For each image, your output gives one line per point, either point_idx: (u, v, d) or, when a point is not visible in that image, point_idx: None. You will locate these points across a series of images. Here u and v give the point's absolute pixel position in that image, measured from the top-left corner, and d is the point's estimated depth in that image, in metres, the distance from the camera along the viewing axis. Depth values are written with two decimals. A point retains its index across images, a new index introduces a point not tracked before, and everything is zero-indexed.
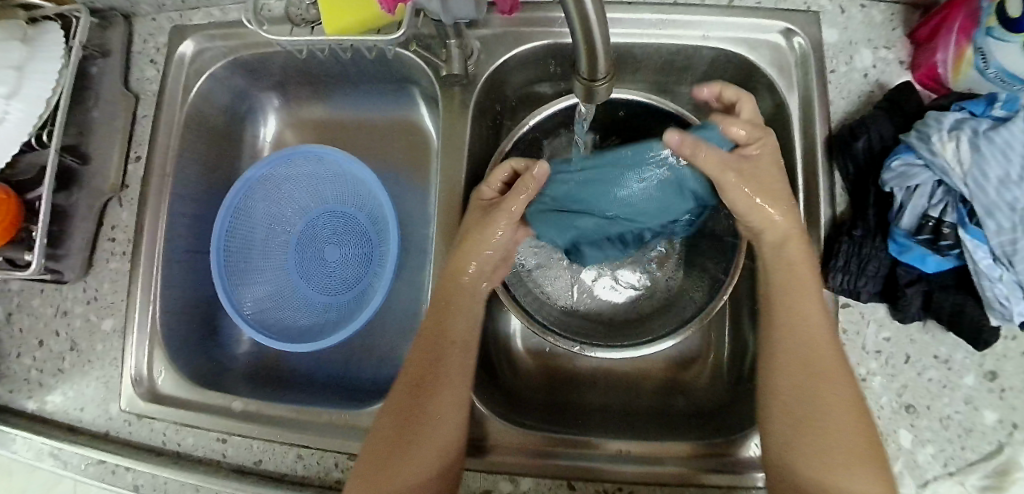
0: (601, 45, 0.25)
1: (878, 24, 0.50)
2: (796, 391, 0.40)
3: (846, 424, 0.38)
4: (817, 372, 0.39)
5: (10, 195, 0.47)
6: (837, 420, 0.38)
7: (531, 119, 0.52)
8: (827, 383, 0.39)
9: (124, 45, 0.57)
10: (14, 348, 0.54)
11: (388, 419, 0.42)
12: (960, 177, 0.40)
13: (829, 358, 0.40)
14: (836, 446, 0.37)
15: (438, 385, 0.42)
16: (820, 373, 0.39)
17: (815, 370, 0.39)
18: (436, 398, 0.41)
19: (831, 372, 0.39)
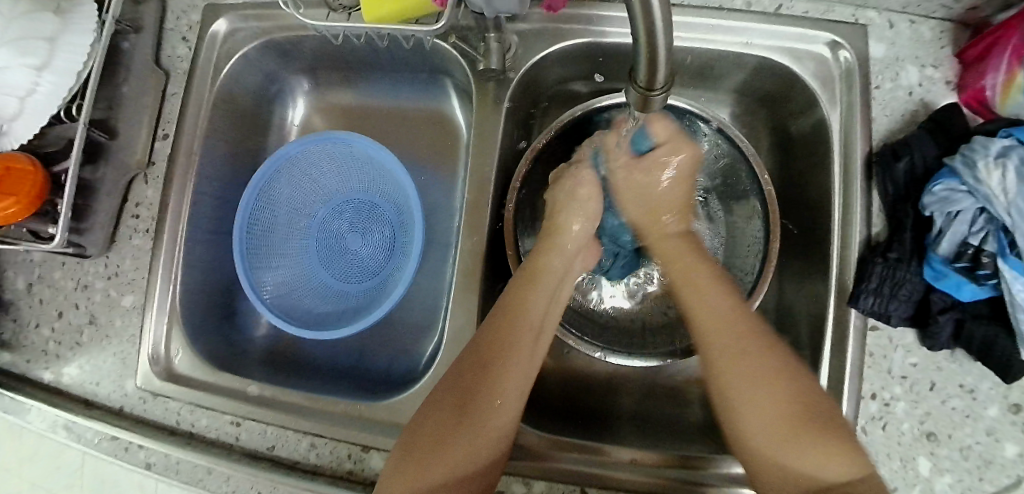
0: (662, 54, 0.24)
1: (926, 41, 0.48)
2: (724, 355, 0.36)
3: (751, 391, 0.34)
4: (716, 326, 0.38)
5: (37, 167, 0.47)
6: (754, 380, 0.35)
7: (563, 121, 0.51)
8: (739, 342, 0.36)
9: (157, 21, 0.57)
10: (34, 318, 0.54)
11: (452, 381, 0.38)
12: (1003, 205, 0.39)
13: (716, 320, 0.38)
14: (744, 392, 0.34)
15: (503, 361, 0.39)
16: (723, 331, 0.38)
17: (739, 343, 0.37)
18: (503, 372, 0.38)
19: (725, 332, 0.37)
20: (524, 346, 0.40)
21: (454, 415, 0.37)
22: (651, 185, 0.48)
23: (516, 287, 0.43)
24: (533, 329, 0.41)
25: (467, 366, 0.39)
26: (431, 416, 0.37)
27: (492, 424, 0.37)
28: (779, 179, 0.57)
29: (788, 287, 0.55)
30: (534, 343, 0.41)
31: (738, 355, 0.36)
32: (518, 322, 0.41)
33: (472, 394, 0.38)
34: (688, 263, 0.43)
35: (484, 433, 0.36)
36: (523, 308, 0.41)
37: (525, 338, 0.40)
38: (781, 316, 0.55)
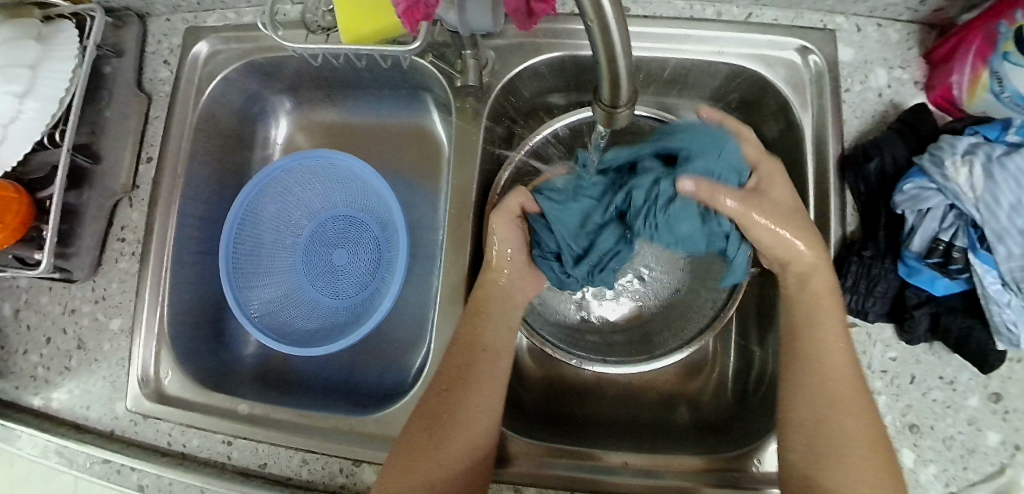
0: (625, 75, 0.25)
1: (893, 43, 0.50)
2: (845, 403, 0.38)
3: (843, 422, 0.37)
4: (835, 371, 0.39)
5: (22, 194, 0.48)
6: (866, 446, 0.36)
7: (529, 143, 0.52)
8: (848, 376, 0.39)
9: (138, 45, 0.57)
10: (21, 344, 0.54)
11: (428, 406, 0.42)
12: (972, 201, 0.40)
13: (838, 369, 0.39)
14: (857, 459, 0.36)
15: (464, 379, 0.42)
16: (842, 382, 0.38)
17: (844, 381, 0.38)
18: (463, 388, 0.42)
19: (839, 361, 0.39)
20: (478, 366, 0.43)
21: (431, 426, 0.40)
22: (777, 198, 0.42)
23: (464, 344, 0.44)
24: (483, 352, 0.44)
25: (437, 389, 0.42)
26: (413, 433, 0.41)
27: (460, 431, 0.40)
28: None
29: None
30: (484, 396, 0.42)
31: (854, 412, 0.37)
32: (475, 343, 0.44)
33: (417, 460, 0.39)
34: (829, 310, 0.41)
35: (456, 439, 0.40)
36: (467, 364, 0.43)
37: (478, 360, 0.44)
38: None
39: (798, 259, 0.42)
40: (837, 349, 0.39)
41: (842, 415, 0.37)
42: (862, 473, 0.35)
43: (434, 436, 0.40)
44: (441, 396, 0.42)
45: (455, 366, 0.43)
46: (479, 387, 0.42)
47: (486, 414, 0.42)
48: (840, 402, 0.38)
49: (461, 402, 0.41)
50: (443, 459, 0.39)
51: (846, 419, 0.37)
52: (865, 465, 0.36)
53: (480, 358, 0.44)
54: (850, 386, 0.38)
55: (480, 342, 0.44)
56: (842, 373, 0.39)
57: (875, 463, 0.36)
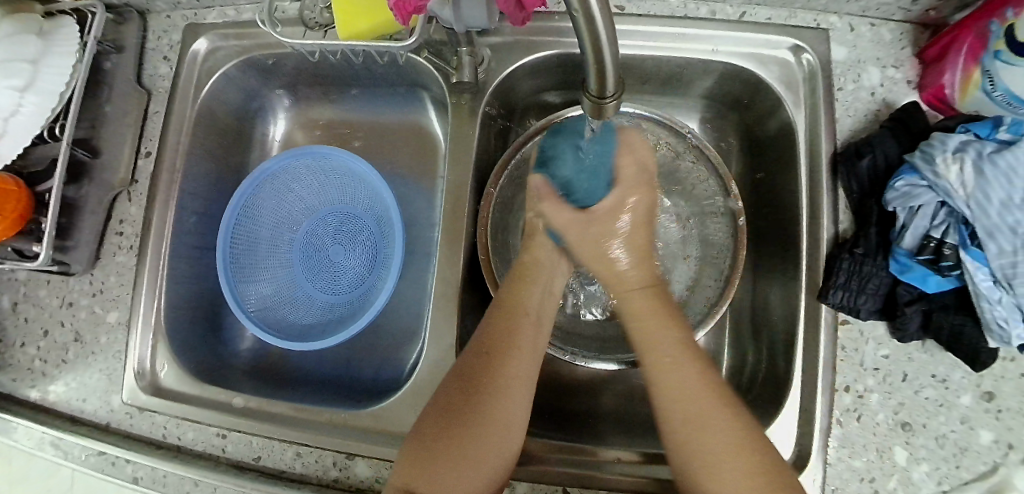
0: (609, 67, 0.25)
1: (886, 43, 0.50)
2: (685, 415, 0.34)
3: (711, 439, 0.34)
4: (680, 378, 0.35)
5: (21, 187, 0.48)
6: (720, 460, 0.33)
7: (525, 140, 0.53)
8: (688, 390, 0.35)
9: (138, 42, 0.58)
10: (19, 337, 0.55)
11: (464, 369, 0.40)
12: (963, 198, 0.40)
13: (682, 378, 0.35)
14: (725, 477, 0.33)
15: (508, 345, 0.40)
16: (687, 392, 0.35)
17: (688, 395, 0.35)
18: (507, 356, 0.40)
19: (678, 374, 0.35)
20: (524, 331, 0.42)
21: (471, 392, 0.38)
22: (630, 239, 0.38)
23: (506, 308, 0.43)
24: (529, 315, 0.43)
25: (476, 353, 0.40)
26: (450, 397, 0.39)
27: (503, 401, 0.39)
28: (751, 180, 0.59)
29: (762, 285, 0.56)
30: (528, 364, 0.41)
31: (711, 422, 0.34)
32: (516, 309, 0.43)
33: (455, 424, 0.37)
34: (649, 323, 0.37)
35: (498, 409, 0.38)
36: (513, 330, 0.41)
37: (525, 326, 0.42)
38: (758, 311, 0.56)
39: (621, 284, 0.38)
40: (675, 359, 0.36)
41: (694, 431, 0.34)
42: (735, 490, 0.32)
43: (473, 400, 0.38)
44: (482, 361, 0.40)
45: (495, 331, 0.41)
46: (522, 354, 0.41)
47: (524, 388, 0.40)
48: (678, 415, 0.35)
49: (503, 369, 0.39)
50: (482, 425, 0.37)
51: (701, 435, 0.34)
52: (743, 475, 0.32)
53: (522, 325, 0.42)
54: (686, 397, 0.35)
55: (520, 308, 0.43)
56: (688, 381, 0.35)
57: (751, 473, 0.32)
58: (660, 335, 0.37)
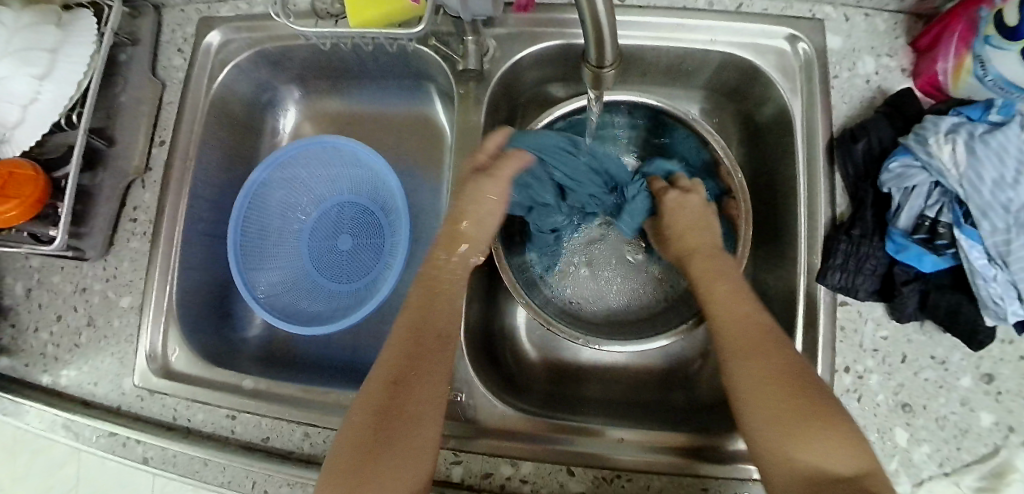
0: (608, 39, 0.29)
1: (880, 33, 0.51)
2: (738, 346, 0.38)
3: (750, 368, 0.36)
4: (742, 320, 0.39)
5: (39, 173, 0.49)
6: (766, 383, 0.35)
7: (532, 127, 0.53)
8: (749, 331, 0.38)
9: (153, 35, 0.60)
10: (32, 322, 0.56)
11: (377, 382, 0.38)
12: (956, 178, 0.41)
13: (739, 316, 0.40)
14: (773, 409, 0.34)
15: (416, 360, 0.39)
16: (738, 326, 0.39)
17: (743, 341, 0.38)
18: (418, 367, 0.38)
19: (737, 322, 0.39)
20: (432, 346, 0.40)
21: (387, 403, 0.36)
22: (676, 218, 0.50)
23: (412, 324, 0.40)
24: (439, 328, 0.41)
25: (385, 373, 0.38)
26: (367, 407, 0.37)
27: (423, 410, 0.37)
28: (750, 168, 0.60)
29: (762, 272, 0.57)
30: (439, 371, 0.39)
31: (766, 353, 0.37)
32: (427, 319, 0.41)
33: (365, 439, 0.35)
34: (711, 273, 0.44)
35: (416, 417, 0.37)
36: (419, 338, 0.40)
37: (433, 338, 0.40)
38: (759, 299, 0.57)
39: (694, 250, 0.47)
40: (726, 305, 0.41)
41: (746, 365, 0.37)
42: (772, 411, 0.34)
43: (391, 412, 0.36)
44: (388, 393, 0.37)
45: (402, 351, 0.39)
46: (427, 375, 0.38)
47: (434, 404, 0.38)
48: (725, 344, 0.39)
49: (415, 389, 0.37)
50: (398, 432, 0.36)
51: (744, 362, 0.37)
52: (777, 397, 0.34)
53: (432, 327, 0.41)
54: (736, 322, 0.39)
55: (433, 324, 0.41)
56: (744, 326, 0.39)
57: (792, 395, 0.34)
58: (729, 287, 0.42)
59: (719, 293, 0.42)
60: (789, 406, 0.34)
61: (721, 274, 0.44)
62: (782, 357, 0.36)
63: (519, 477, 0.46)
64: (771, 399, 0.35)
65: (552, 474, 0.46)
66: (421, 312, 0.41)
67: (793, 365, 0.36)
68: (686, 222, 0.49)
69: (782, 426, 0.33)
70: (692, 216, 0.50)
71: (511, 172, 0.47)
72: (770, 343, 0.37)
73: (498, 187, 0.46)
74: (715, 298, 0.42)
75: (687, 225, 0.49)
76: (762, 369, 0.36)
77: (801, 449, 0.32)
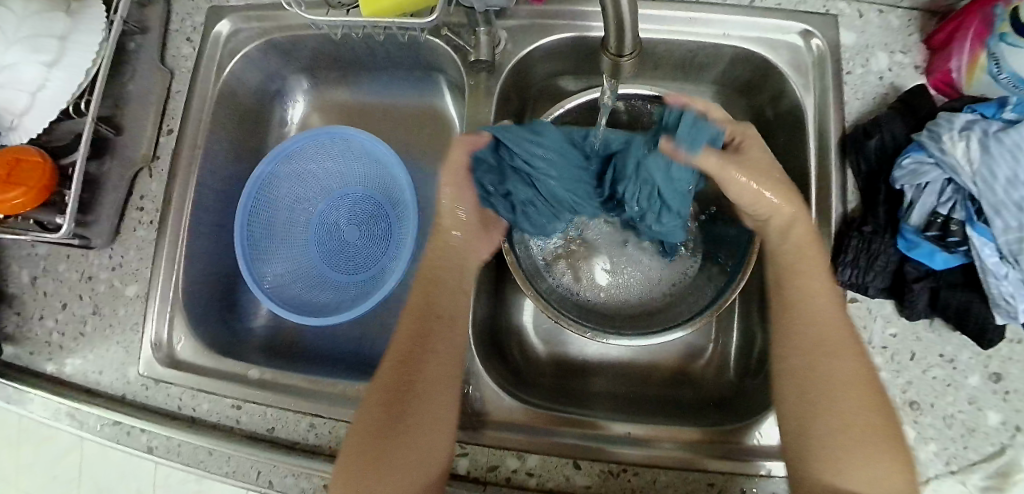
0: (629, 26, 0.28)
1: (894, 29, 0.51)
2: (815, 355, 0.40)
3: (830, 383, 0.39)
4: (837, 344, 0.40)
5: (47, 159, 0.49)
6: (845, 401, 0.38)
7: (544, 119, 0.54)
8: (830, 342, 0.40)
9: (162, 23, 0.59)
10: (37, 310, 0.55)
11: (390, 367, 0.42)
12: (968, 175, 0.41)
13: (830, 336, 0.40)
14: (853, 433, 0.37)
15: (426, 346, 0.43)
16: (824, 331, 0.40)
17: (823, 351, 0.40)
18: (427, 352, 0.43)
19: (830, 330, 0.40)
20: (438, 331, 0.44)
21: (400, 386, 0.41)
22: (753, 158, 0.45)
23: (418, 312, 0.45)
24: (446, 313, 0.45)
25: (395, 359, 0.43)
26: (382, 390, 0.42)
27: (436, 391, 0.41)
28: None
29: None
30: (449, 355, 0.43)
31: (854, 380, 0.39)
32: (433, 307, 0.45)
33: (384, 421, 0.40)
34: (811, 266, 0.43)
35: (429, 399, 0.41)
36: (427, 326, 0.44)
37: (440, 324, 0.44)
38: None
39: (779, 213, 0.44)
40: (825, 310, 0.41)
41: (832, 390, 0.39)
42: (840, 428, 0.37)
43: (405, 394, 0.41)
44: (400, 372, 0.42)
45: (409, 337, 0.44)
46: (435, 358, 0.43)
47: (445, 384, 0.42)
48: (800, 350, 0.41)
49: (423, 368, 0.42)
50: (413, 413, 0.40)
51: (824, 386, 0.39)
52: (846, 417, 0.38)
53: (438, 314, 0.45)
54: (829, 328, 0.40)
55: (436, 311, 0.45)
56: (836, 336, 0.40)
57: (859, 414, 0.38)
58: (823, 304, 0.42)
59: (812, 296, 0.42)
60: (863, 428, 0.37)
61: (822, 270, 0.43)
62: (861, 377, 0.39)
63: (524, 470, 0.45)
64: (839, 416, 0.38)
65: (557, 467, 0.45)
66: (427, 298, 0.45)
67: (870, 388, 0.39)
68: (763, 163, 0.45)
69: (843, 440, 0.37)
70: (766, 162, 0.45)
71: (465, 155, 0.47)
72: (853, 361, 0.39)
73: (453, 179, 0.47)
74: (801, 297, 0.42)
75: (764, 164, 0.45)
76: (839, 388, 0.39)
77: (849, 466, 0.36)
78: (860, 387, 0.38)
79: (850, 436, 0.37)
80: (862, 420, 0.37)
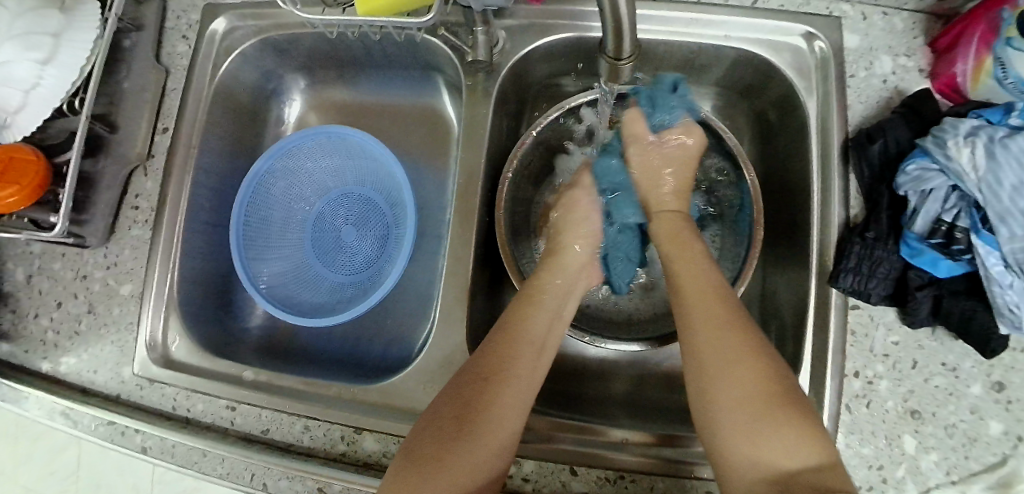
0: (626, 29, 0.28)
1: (898, 32, 0.50)
2: (707, 347, 0.36)
3: (733, 375, 0.35)
4: (712, 325, 0.37)
5: (40, 158, 0.49)
6: (749, 379, 0.34)
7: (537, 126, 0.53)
8: (722, 324, 0.37)
9: (158, 20, 0.59)
10: (32, 309, 0.55)
11: (493, 339, 0.42)
12: (974, 182, 0.40)
13: (706, 315, 0.38)
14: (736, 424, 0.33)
15: (526, 328, 0.43)
16: (712, 320, 0.38)
17: (722, 339, 0.36)
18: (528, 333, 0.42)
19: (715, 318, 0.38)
20: (541, 319, 0.44)
21: (498, 354, 0.40)
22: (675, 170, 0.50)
23: (528, 297, 0.46)
24: (550, 309, 0.45)
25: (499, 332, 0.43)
26: (479, 357, 0.41)
27: (528, 369, 0.41)
28: (762, 168, 0.59)
29: (771, 273, 0.56)
30: (546, 345, 0.43)
31: (726, 354, 0.36)
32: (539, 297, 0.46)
33: (473, 384, 0.39)
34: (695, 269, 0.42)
35: (522, 374, 0.40)
36: (531, 308, 0.45)
37: (542, 316, 0.44)
38: (768, 300, 0.56)
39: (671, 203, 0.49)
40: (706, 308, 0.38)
41: (724, 376, 0.35)
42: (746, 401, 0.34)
43: (506, 361, 0.40)
44: (501, 343, 0.41)
45: (517, 316, 0.44)
46: (536, 342, 0.42)
47: (535, 373, 0.41)
48: (701, 338, 0.37)
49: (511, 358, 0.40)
50: (508, 382, 0.39)
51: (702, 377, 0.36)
52: (745, 394, 0.34)
53: (542, 302, 0.46)
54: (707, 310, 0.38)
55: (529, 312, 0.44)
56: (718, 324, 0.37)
57: (758, 381, 0.34)
58: (700, 285, 0.41)
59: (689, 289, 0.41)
60: (757, 393, 0.33)
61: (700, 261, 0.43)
62: (731, 346, 0.36)
63: (521, 476, 0.45)
64: (740, 402, 0.34)
65: (554, 473, 0.45)
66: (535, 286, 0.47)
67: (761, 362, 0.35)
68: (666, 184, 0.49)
69: (748, 422, 0.33)
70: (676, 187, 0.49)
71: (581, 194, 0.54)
72: (746, 341, 0.36)
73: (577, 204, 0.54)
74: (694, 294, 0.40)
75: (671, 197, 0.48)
76: (746, 367, 0.35)
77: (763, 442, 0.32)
78: (760, 369, 0.35)
79: (758, 415, 0.33)
80: (760, 385, 0.34)
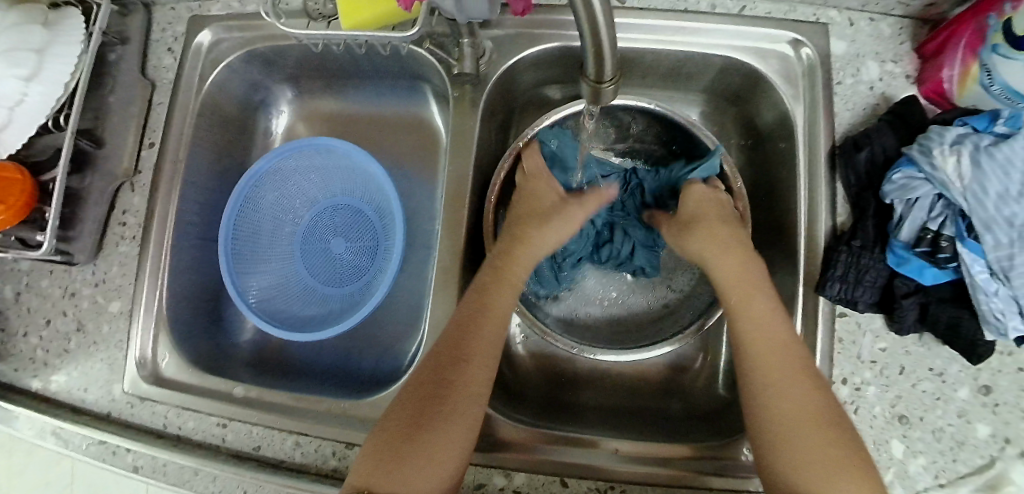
0: (608, 52, 0.28)
1: (885, 38, 0.50)
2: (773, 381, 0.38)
3: (796, 413, 0.36)
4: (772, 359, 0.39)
5: (26, 176, 0.48)
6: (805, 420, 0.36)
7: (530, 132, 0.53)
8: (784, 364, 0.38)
9: (143, 34, 0.58)
10: (21, 327, 0.55)
11: (435, 355, 0.41)
12: (959, 190, 0.40)
13: (772, 344, 0.39)
14: (816, 463, 0.34)
15: (471, 340, 0.41)
16: (775, 354, 0.39)
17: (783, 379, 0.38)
18: (473, 346, 0.41)
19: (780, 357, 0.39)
20: (487, 327, 0.42)
21: (438, 374, 0.40)
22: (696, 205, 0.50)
23: (472, 308, 0.43)
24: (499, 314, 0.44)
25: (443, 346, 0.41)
26: (420, 379, 0.40)
27: (470, 385, 0.39)
28: (750, 173, 0.59)
29: None
30: (492, 353, 0.42)
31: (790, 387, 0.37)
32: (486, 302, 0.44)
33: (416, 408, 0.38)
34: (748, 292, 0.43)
35: (466, 391, 0.39)
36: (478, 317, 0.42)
37: (489, 323, 0.42)
38: None
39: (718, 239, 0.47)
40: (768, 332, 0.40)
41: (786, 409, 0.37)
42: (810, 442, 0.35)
43: (446, 380, 0.39)
44: (443, 359, 0.40)
45: (460, 326, 0.42)
46: (480, 352, 0.41)
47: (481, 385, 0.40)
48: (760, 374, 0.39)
49: (466, 363, 0.40)
50: (449, 401, 0.38)
51: (768, 402, 0.37)
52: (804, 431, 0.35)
53: (490, 308, 0.43)
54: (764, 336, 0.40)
55: (490, 309, 0.43)
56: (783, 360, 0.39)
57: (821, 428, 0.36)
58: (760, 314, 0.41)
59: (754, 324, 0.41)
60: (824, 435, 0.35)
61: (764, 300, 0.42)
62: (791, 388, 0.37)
63: (512, 488, 0.45)
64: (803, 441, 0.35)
65: (545, 485, 0.45)
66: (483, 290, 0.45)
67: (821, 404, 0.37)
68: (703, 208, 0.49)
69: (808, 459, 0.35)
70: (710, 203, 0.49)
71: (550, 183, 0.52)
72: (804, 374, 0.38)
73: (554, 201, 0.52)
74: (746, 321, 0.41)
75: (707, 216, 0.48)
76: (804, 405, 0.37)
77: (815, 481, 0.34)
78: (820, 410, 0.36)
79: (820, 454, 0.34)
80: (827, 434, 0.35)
